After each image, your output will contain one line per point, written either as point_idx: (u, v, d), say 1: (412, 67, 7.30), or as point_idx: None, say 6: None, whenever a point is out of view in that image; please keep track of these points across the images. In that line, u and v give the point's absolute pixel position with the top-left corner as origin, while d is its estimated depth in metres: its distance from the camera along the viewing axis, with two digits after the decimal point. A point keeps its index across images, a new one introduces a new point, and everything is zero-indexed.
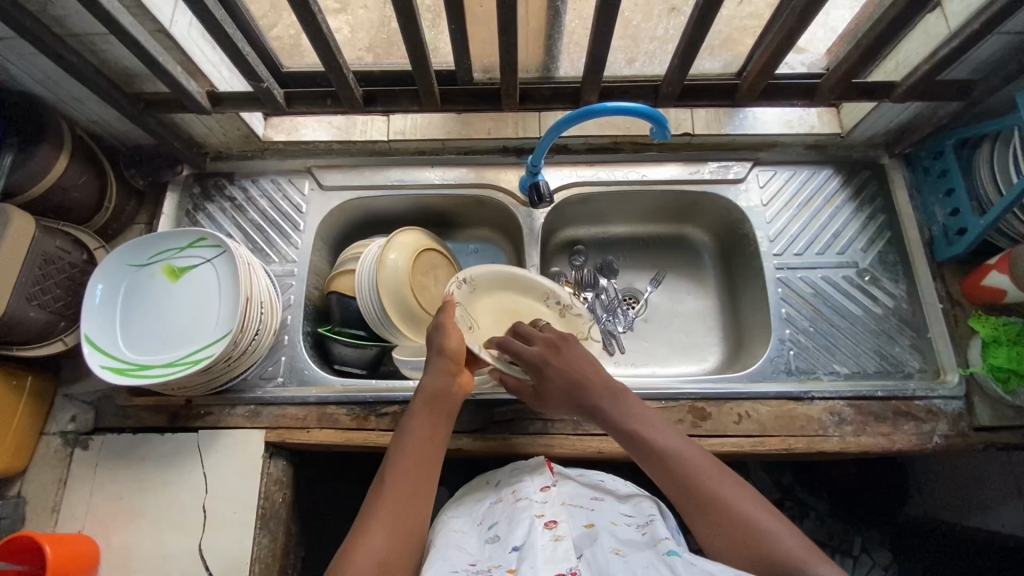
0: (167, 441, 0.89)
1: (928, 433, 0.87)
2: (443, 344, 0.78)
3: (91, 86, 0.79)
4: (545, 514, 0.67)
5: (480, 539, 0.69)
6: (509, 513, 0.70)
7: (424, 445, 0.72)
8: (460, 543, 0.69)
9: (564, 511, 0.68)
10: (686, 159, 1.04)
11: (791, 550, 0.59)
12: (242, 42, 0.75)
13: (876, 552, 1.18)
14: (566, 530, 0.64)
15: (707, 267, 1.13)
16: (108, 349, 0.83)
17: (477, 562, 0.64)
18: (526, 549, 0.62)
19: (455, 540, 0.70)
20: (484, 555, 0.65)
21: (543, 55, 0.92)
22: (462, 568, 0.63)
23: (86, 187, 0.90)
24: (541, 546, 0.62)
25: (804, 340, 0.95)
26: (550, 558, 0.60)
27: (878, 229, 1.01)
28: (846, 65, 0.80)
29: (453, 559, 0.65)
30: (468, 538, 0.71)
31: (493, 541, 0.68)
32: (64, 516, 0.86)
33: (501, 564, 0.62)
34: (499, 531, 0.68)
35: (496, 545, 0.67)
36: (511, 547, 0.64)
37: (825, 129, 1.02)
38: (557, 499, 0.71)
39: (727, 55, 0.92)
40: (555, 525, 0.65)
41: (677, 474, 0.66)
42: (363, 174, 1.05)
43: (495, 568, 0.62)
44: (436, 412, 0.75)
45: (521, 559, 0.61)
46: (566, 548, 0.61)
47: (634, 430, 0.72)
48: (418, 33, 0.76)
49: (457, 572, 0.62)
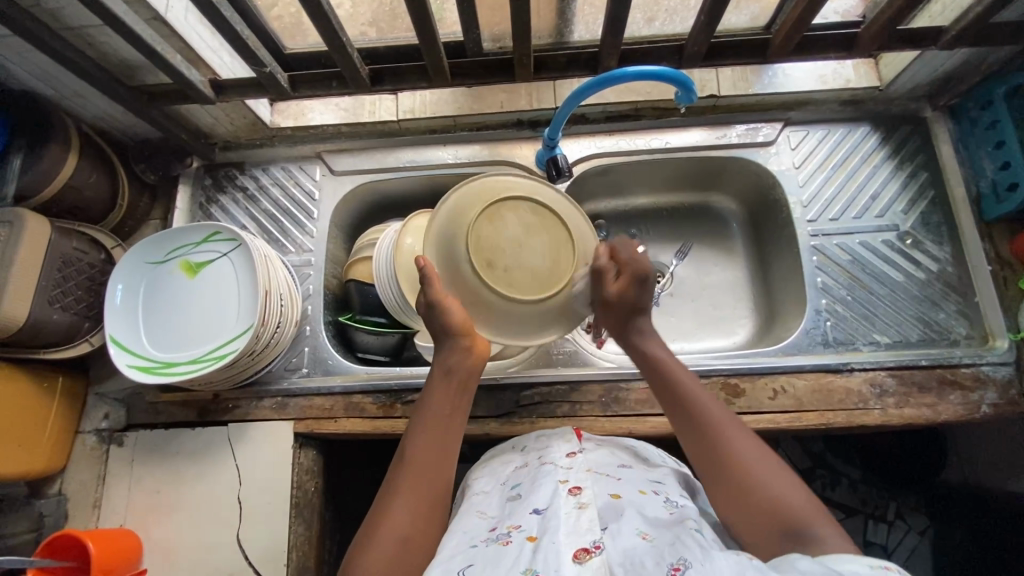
0: (197, 435, 0.90)
1: (976, 402, 0.84)
2: (445, 327, 0.73)
3: (92, 81, 0.76)
4: (569, 480, 0.65)
5: (502, 501, 0.69)
6: (533, 476, 0.69)
7: (445, 423, 0.71)
8: (482, 509, 0.69)
9: (589, 477, 0.66)
10: (711, 123, 0.98)
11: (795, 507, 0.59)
12: (241, 25, 0.72)
13: (909, 515, 1.21)
14: (589, 498, 0.62)
15: (736, 237, 1.09)
16: (134, 348, 0.83)
17: (496, 528, 0.63)
18: (548, 515, 0.60)
19: (477, 507, 0.70)
20: (503, 518, 0.65)
21: (556, 19, 0.88)
22: (481, 538, 0.62)
23: (98, 185, 0.89)
24: (563, 514, 0.59)
25: (842, 310, 0.91)
26: (572, 530, 0.57)
27: (920, 188, 0.95)
28: (890, 11, 0.73)
29: (473, 531, 0.64)
30: (490, 501, 0.70)
31: (513, 501, 0.67)
32: (105, 511, 0.89)
33: (521, 528, 0.60)
34: (522, 493, 0.67)
35: (517, 505, 0.66)
36: (533, 510, 0.62)
37: (862, 82, 0.95)
38: (582, 466, 0.69)
39: (754, 8, 0.86)
40: (579, 493, 0.63)
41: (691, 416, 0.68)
42: (374, 157, 1.02)
43: (513, 531, 0.60)
44: (458, 387, 0.73)
45: (543, 529, 0.58)
46: (590, 518, 0.58)
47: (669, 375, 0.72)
48: (424, 4, 0.71)
49: (474, 544, 0.61)
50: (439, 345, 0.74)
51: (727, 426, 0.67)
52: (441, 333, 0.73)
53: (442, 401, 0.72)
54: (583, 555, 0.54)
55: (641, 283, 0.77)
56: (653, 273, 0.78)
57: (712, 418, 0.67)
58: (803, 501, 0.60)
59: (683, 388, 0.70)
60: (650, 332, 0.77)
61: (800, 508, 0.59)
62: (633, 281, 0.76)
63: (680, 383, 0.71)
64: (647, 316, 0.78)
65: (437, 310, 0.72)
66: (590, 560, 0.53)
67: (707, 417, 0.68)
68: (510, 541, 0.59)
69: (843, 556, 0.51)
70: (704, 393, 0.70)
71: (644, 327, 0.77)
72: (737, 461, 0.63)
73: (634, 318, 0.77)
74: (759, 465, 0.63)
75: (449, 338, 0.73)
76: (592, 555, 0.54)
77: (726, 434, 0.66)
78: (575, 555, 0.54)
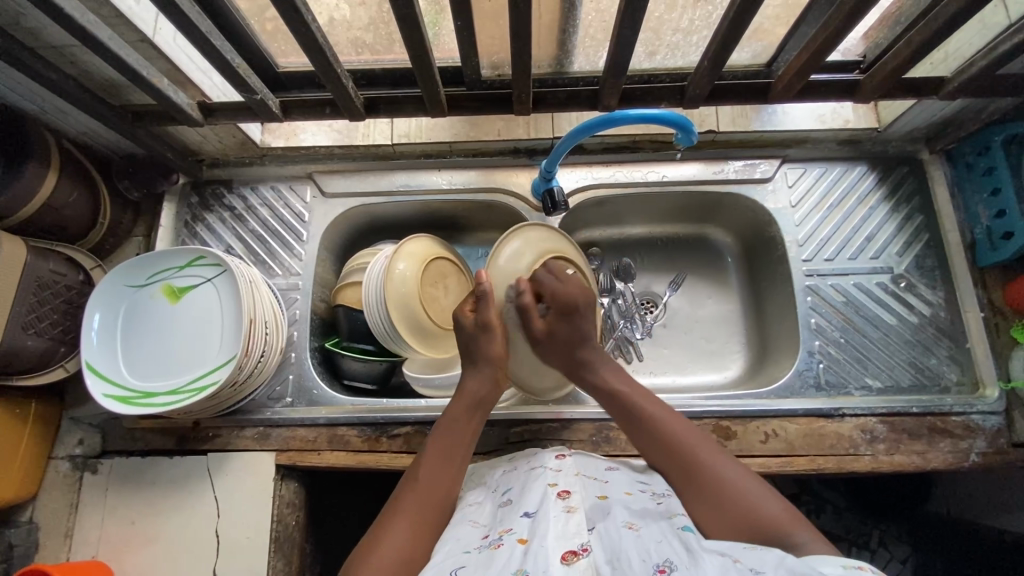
0: (175, 464, 0.88)
1: (965, 450, 0.83)
2: (486, 355, 0.77)
3: (75, 102, 0.73)
4: (558, 483, 0.65)
5: (493, 506, 0.67)
6: (523, 480, 0.69)
7: (457, 451, 0.71)
8: (473, 516, 0.67)
9: (578, 481, 0.66)
10: (708, 157, 0.97)
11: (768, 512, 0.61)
12: (232, 53, 0.70)
13: (891, 545, 1.14)
14: (578, 501, 0.61)
15: (730, 270, 1.08)
16: (112, 376, 0.81)
17: (488, 534, 0.62)
18: (538, 519, 0.59)
19: (469, 514, 0.68)
20: (495, 523, 0.63)
21: (556, 50, 0.83)
22: (473, 545, 0.60)
23: (78, 203, 0.86)
24: (553, 517, 0.59)
25: (835, 353, 0.90)
26: (560, 533, 0.57)
27: (915, 231, 0.95)
28: (895, 61, 0.72)
29: (465, 538, 0.62)
30: (481, 507, 0.69)
31: (505, 506, 0.66)
32: (77, 541, 0.86)
33: (512, 532, 0.59)
34: (512, 498, 0.67)
35: (508, 509, 0.65)
36: (523, 513, 0.62)
37: (861, 123, 0.94)
38: (571, 469, 0.69)
39: (758, 45, 0.82)
40: (568, 496, 0.62)
41: (658, 435, 0.70)
42: (367, 179, 1.00)
43: (506, 535, 0.59)
44: (471, 419, 0.74)
45: (533, 531, 0.58)
46: (578, 521, 0.58)
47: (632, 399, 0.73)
48: (422, 38, 0.69)
49: (468, 552, 0.59)
50: (473, 367, 0.78)
51: (693, 441, 0.69)
52: (484, 357, 0.77)
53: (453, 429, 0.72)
54: (571, 557, 0.54)
55: (569, 314, 0.78)
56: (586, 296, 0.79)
57: (680, 437, 0.69)
58: (778, 508, 0.62)
59: (648, 410, 0.72)
60: (600, 361, 0.79)
61: (766, 508, 0.62)
62: (559, 316, 0.78)
63: (642, 407, 0.72)
64: (593, 347, 0.79)
65: (488, 334, 0.78)
66: (578, 562, 0.53)
67: (674, 430, 0.70)
68: (501, 545, 0.58)
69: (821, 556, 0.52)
70: (670, 414, 0.72)
71: (591, 358, 0.78)
72: (705, 472, 0.66)
73: (575, 353, 0.78)
74: (733, 479, 0.65)
75: (489, 365, 0.77)
76: (580, 556, 0.54)
77: (696, 451, 0.68)
78: (563, 557, 0.54)
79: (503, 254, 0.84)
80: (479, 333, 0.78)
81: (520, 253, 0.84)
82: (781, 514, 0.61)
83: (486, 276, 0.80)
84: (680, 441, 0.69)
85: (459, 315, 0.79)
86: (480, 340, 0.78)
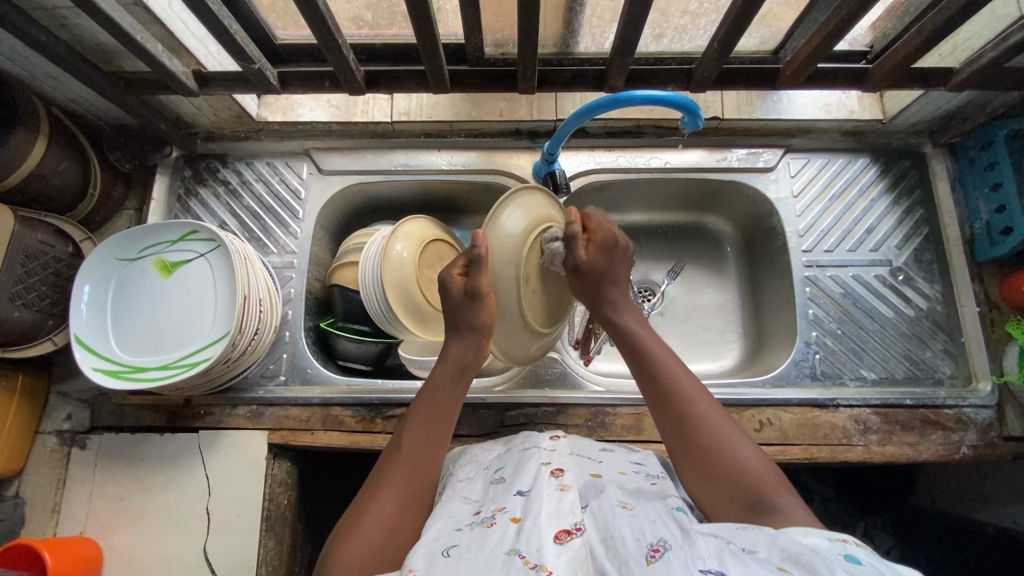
0: (166, 441, 0.86)
1: (956, 443, 0.84)
2: (469, 322, 0.72)
3: (66, 67, 0.71)
4: (552, 462, 0.65)
5: (485, 484, 0.67)
6: (516, 459, 0.68)
7: (441, 418, 0.70)
8: (464, 493, 0.67)
9: (571, 459, 0.65)
10: (711, 144, 0.96)
11: (759, 474, 0.61)
12: (230, 20, 0.67)
13: (876, 536, 1.13)
14: (571, 480, 0.61)
15: (729, 259, 1.07)
16: (101, 350, 0.79)
17: (480, 511, 0.61)
18: (531, 498, 0.59)
19: (460, 491, 0.67)
20: (487, 501, 0.63)
21: (562, 29, 0.82)
22: (465, 522, 0.60)
23: (68, 173, 0.83)
24: (546, 496, 0.58)
25: (831, 344, 0.91)
26: (554, 513, 0.56)
27: (915, 224, 0.95)
28: (905, 51, 0.72)
29: (457, 515, 0.62)
30: (473, 484, 0.68)
31: (497, 484, 0.66)
32: (64, 517, 0.85)
33: (505, 511, 0.59)
34: (505, 476, 0.66)
35: (500, 488, 0.64)
36: (517, 492, 0.61)
37: (866, 114, 0.94)
38: (566, 449, 0.68)
39: (765, 31, 0.82)
40: (561, 475, 0.62)
41: (659, 378, 0.68)
42: (365, 157, 0.98)
43: (498, 513, 0.59)
44: (456, 383, 0.72)
45: (526, 510, 0.57)
46: (572, 501, 0.58)
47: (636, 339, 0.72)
48: (428, 12, 0.67)
49: (460, 529, 0.59)
50: (456, 334, 0.73)
51: (693, 392, 0.67)
52: (466, 325, 0.72)
53: (440, 396, 0.71)
54: (565, 537, 0.54)
55: (607, 250, 0.73)
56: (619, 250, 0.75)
57: (680, 388, 0.67)
58: (767, 470, 0.61)
59: (653, 357, 0.70)
60: (621, 304, 0.75)
61: (755, 471, 0.61)
62: (601, 247, 0.73)
63: (648, 355, 0.70)
64: (619, 286, 0.75)
65: (478, 301, 0.71)
66: (571, 541, 0.53)
67: (675, 379, 0.68)
68: (494, 523, 0.57)
69: (803, 528, 0.52)
70: (675, 361, 0.70)
71: (615, 297, 0.74)
72: (699, 424, 0.65)
73: (606, 287, 0.74)
74: (725, 435, 0.64)
75: (472, 333, 0.72)
76: (573, 536, 0.54)
77: (694, 405, 0.66)
78: (556, 536, 0.54)
79: (501, 219, 0.73)
80: (466, 300, 0.71)
81: (519, 220, 0.74)
82: (769, 477, 0.61)
83: (482, 236, 0.71)
84: (678, 390, 0.67)
85: (446, 278, 0.74)
86: (468, 306, 0.71)
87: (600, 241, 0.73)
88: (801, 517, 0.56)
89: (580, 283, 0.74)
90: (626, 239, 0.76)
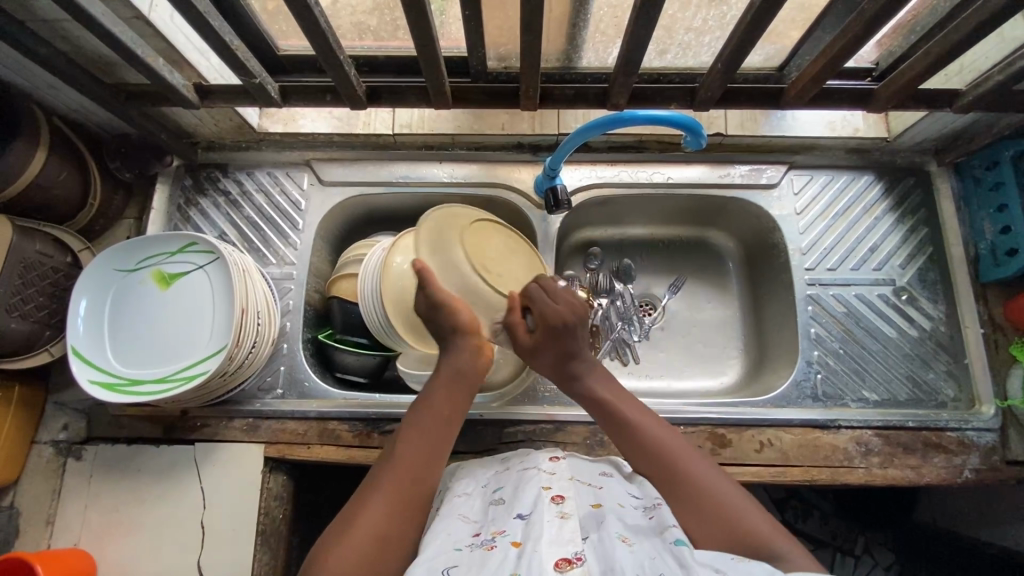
0: (162, 453, 0.86)
1: (958, 466, 0.83)
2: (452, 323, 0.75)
3: (67, 79, 0.71)
4: (552, 487, 0.63)
5: (484, 504, 0.66)
6: (516, 481, 0.68)
7: (440, 425, 0.69)
8: (464, 512, 0.65)
9: (572, 486, 0.64)
10: (715, 160, 0.96)
11: (757, 527, 0.60)
12: (230, 34, 0.67)
13: (875, 552, 1.13)
14: (571, 507, 0.59)
15: (730, 275, 1.07)
16: (98, 362, 0.79)
17: (480, 532, 0.61)
18: (532, 522, 0.58)
19: (459, 508, 0.66)
20: (487, 522, 0.62)
21: (565, 44, 0.80)
22: (465, 543, 0.59)
23: (68, 183, 0.83)
24: (546, 522, 0.57)
25: (833, 364, 0.90)
26: (555, 539, 0.55)
27: (919, 244, 0.94)
28: (911, 72, 0.71)
29: (456, 534, 0.61)
30: (472, 502, 0.67)
31: (498, 505, 0.65)
32: (59, 528, 0.84)
33: (506, 534, 0.58)
34: (504, 497, 0.66)
35: (501, 509, 0.64)
36: (517, 515, 0.60)
37: (870, 132, 0.93)
38: (566, 472, 0.67)
39: (770, 49, 0.80)
40: (561, 501, 0.60)
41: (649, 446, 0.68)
42: (366, 169, 0.98)
43: (498, 536, 0.58)
44: (456, 392, 0.72)
45: (527, 535, 0.56)
46: (572, 529, 0.56)
47: (612, 406, 0.72)
48: (430, 29, 0.67)
49: (460, 549, 0.58)
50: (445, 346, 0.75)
51: (675, 448, 0.68)
52: (446, 330, 0.75)
53: (445, 397, 0.71)
54: (565, 566, 0.53)
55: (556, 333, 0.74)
56: (578, 312, 0.76)
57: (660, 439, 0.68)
58: (765, 521, 0.61)
59: (631, 417, 0.71)
60: (592, 372, 0.76)
61: (756, 527, 0.60)
62: (544, 330, 0.74)
63: (625, 412, 0.71)
64: (582, 359, 0.76)
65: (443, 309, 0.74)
66: (571, 571, 0.52)
67: (659, 438, 0.68)
68: (494, 547, 0.57)
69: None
70: (651, 419, 0.70)
71: (581, 369, 0.76)
72: (692, 480, 0.64)
73: (569, 363, 0.76)
74: (711, 481, 0.65)
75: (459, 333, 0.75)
76: (574, 565, 0.53)
77: (676, 454, 0.67)
78: (557, 565, 0.53)
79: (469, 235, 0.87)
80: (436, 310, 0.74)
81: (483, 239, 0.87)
82: (769, 528, 0.60)
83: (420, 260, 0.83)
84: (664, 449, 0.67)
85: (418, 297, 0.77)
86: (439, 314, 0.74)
87: (547, 323, 0.74)
88: (807, 566, 0.57)
89: (542, 359, 0.76)
90: (581, 316, 0.77)
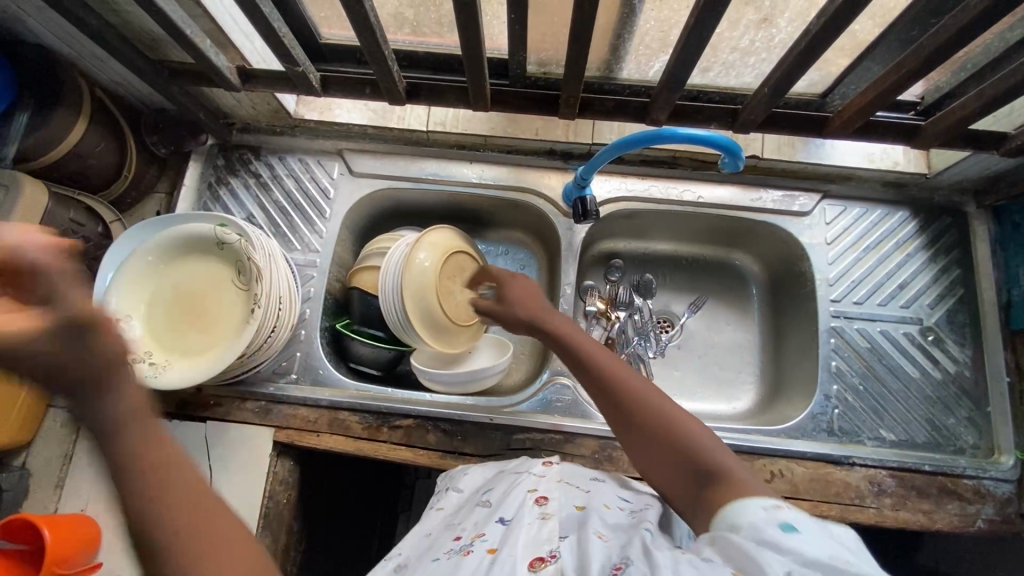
0: (173, 428, 0.87)
1: (972, 515, 0.82)
2: None
3: (114, 52, 0.71)
4: (537, 490, 0.63)
5: (471, 507, 0.66)
6: (505, 485, 0.67)
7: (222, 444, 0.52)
8: (453, 521, 0.65)
9: (557, 487, 0.63)
10: (747, 183, 0.95)
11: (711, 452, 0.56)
12: (278, 21, 0.67)
13: None
14: (553, 508, 0.59)
15: (753, 300, 1.05)
16: None
17: (461, 537, 0.60)
18: (511, 526, 0.57)
19: (451, 520, 0.66)
20: (471, 527, 0.62)
21: (608, 55, 0.80)
22: (444, 551, 0.59)
23: (105, 154, 0.84)
24: (526, 523, 0.57)
25: (851, 399, 0.88)
26: (531, 541, 0.54)
27: (950, 285, 0.92)
28: (962, 112, 0.69)
29: (440, 546, 0.61)
30: (461, 512, 0.67)
31: (483, 508, 0.65)
32: (68, 493, 0.86)
33: (485, 539, 0.57)
34: (491, 500, 0.65)
35: (485, 512, 0.63)
36: (498, 520, 0.60)
37: (909, 167, 0.91)
38: (554, 476, 0.67)
39: (817, 75, 0.79)
40: (544, 503, 0.60)
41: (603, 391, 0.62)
42: (396, 163, 0.98)
43: (477, 541, 0.58)
44: None
45: (503, 541, 0.55)
46: (551, 528, 0.55)
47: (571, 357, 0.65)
48: (477, 29, 0.66)
49: (437, 560, 0.58)
50: None
51: (631, 385, 0.61)
52: None
53: None
54: (538, 564, 0.51)
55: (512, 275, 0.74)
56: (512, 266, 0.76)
57: (633, 394, 0.60)
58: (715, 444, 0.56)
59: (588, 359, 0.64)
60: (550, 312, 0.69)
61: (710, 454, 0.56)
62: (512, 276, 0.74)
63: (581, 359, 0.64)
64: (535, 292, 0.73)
65: None
66: (544, 568, 0.50)
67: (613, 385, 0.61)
68: (471, 552, 0.56)
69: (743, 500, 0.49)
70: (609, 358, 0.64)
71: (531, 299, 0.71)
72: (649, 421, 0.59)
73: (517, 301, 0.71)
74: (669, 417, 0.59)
75: None
76: (547, 563, 0.51)
77: (632, 398, 0.60)
78: (530, 564, 0.51)
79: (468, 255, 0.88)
80: None
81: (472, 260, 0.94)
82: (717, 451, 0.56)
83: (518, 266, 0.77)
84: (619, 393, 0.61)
85: None
86: None
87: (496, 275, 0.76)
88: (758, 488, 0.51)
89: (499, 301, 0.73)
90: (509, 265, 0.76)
